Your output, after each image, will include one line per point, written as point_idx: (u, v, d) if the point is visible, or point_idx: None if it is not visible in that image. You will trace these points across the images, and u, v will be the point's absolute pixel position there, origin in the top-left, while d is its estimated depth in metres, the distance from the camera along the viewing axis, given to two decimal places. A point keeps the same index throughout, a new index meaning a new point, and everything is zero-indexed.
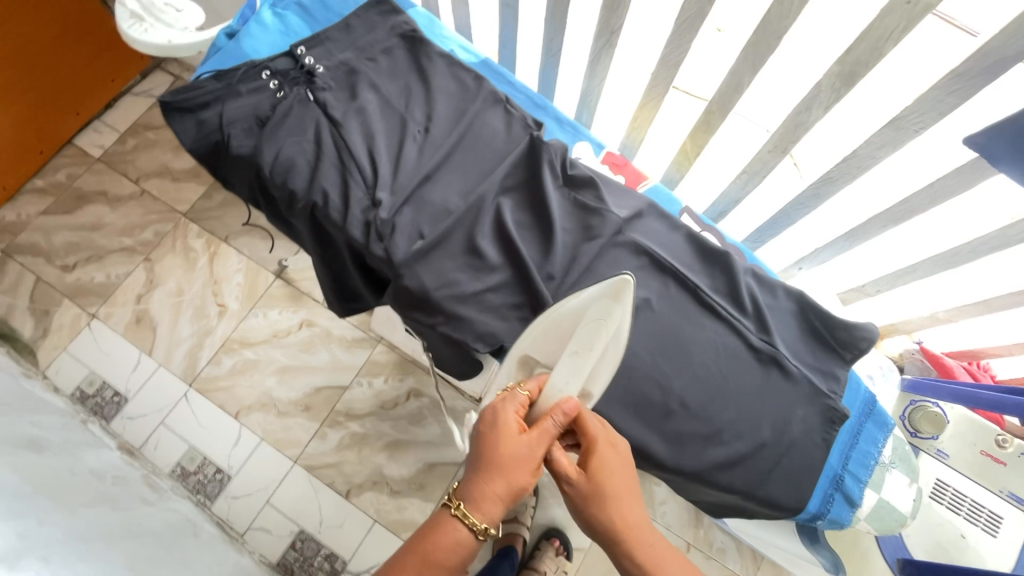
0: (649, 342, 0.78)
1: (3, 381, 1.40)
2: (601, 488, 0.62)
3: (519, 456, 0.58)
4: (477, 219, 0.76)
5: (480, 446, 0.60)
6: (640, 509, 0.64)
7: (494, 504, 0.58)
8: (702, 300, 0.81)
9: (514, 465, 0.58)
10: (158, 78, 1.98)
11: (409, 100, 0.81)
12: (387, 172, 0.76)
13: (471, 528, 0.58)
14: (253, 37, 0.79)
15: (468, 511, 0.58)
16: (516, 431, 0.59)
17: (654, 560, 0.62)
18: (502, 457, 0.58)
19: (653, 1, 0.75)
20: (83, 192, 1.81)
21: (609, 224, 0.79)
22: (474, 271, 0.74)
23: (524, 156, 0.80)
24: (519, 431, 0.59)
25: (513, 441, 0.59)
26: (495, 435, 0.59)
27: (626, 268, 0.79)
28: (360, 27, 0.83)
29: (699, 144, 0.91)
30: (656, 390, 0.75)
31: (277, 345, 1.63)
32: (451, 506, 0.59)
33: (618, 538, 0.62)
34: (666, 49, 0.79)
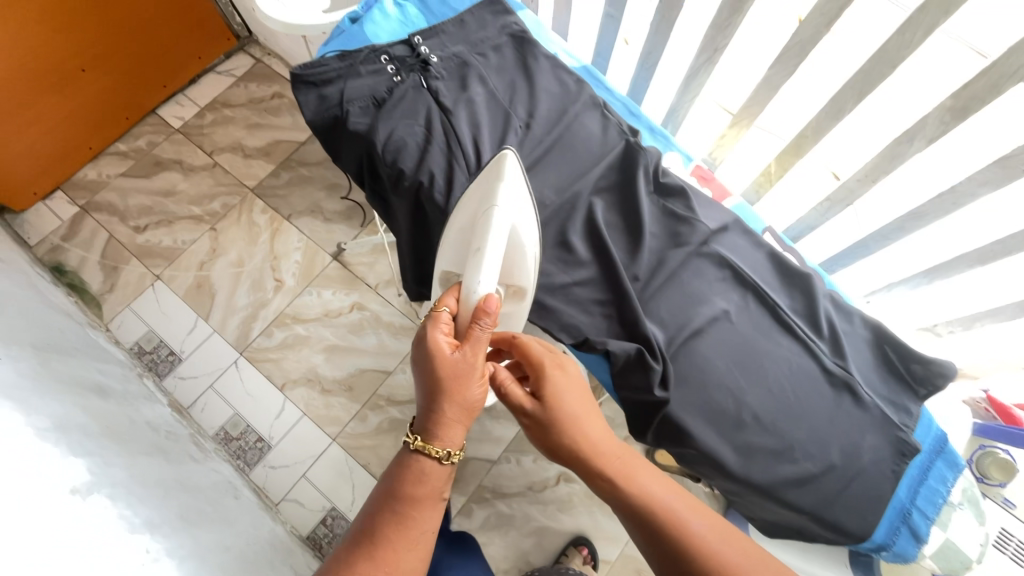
0: (726, 353, 0.78)
1: (72, 328, 1.47)
2: (562, 411, 0.71)
3: (457, 373, 0.61)
4: (571, 215, 0.79)
5: (423, 380, 0.63)
6: (600, 426, 0.72)
7: (451, 427, 0.62)
8: (780, 318, 0.82)
9: (452, 384, 0.61)
10: (241, 59, 2.07)
11: (513, 95, 0.84)
12: (489, 161, 0.79)
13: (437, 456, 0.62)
14: (375, 23, 0.84)
15: (429, 442, 0.62)
16: (439, 351, 0.62)
17: (626, 471, 0.69)
18: (442, 385, 0.61)
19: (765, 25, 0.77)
20: (160, 159, 1.90)
21: (697, 233, 0.80)
22: (564, 264, 0.77)
23: (618, 160, 0.83)
24: (446, 349, 0.62)
25: (442, 361, 0.61)
26: (429, 366, 0.62)
27: (709, 278, 0.80)
28: (473, 23, 0.87)
29: (785, 167, 0.93)
30: (731, 401, 0.76)
31: (327, 324, 1.67)
32: (411, 444, 0.62)
33: (582, 454, 0.70)
34: (769, 71, 0.80)
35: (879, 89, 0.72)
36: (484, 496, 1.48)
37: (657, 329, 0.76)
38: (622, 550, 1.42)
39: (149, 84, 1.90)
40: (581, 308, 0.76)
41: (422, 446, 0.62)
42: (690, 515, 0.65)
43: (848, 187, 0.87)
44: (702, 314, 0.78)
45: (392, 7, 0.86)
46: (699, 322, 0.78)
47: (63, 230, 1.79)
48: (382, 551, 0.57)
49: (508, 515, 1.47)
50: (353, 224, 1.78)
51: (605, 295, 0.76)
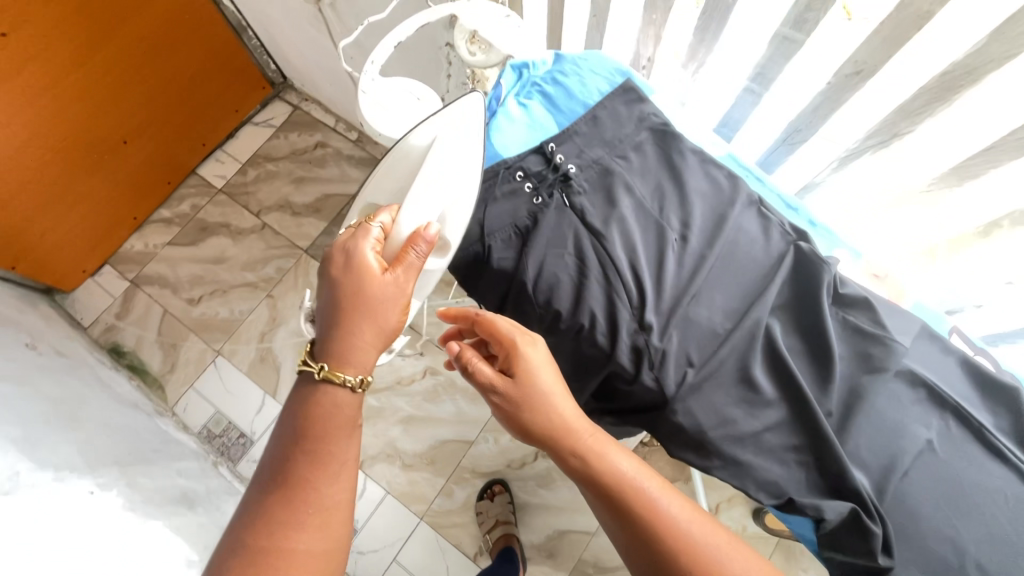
0: (936, 492, 0.69)
1: (144, 423, 1.41)
2: (559, 417, 0.63)
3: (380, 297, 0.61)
4: (750, 346, 0.69)
5: (340, 302, 0.61)
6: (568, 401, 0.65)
7: (363, 341, 0.61)
8: (989, 443, 0.71)
9: (364, 309, 0.60)
10: (278, 107, 1.96)
11: (664, 203, 0.74)
12: (651, 288, 0.69)
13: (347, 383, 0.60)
14: (502, 131, 0.75)
15: (338, 365, 0.59)
16: (370, 275, 0.61)
17: (596, 450, 0.61)
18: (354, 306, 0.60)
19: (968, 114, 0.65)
20: (207, 224, 1.81)
21: (893, 354, 0.70)
22: (749, 407, 0.67)
23: (790, 271, 0.73)
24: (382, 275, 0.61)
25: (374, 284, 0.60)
26: (353, 285, 0.60)
27: (906, 404, 0.71)
28: (607, 119, 0.76)
29: (959, 247, 0.82)
30: (951, 551, 0.67)
31: (401, 393, 1.59)
32: (316, 371, 0.60)
33: (558, 434, 0.62)
34: (967, 160, 0.69)
35: None
36: (586, 571, 1.41)
37: (861, 473, 0.67)
38: None
39: (188, 145, 1.80)
40: (775, 458, 0.66)
41: (326, 363, 0.59)
42: (710, 541, 0.55)
43: None
44: (907, 449, 0.68)
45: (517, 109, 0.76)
46: (906, 460, 0.68)
47: (115, 307, 1.72)
48: (301, 493, 0.55)
49: None
50: None
51: (801, 440, 0.67)
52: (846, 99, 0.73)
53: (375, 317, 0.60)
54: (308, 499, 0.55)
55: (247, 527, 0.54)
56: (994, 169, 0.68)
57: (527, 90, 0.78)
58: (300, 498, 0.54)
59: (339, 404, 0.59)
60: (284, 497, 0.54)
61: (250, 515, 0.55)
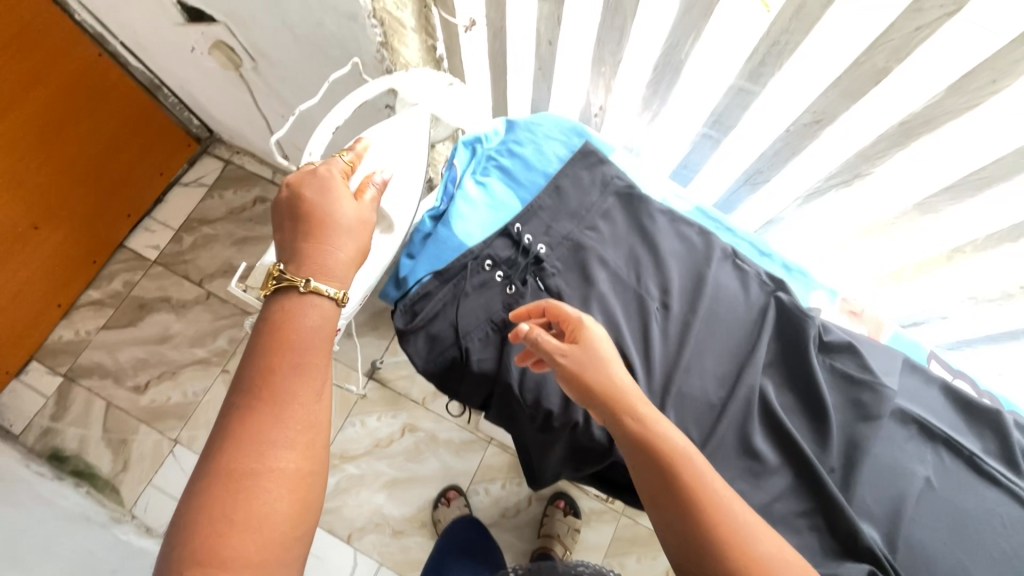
0: (946, 532, 0.68)
1: (99, 539, 1.27)
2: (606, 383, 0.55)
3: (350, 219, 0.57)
4: (747, 412, 0.67)
5: (314, 216, 0.56)
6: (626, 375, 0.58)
7: (341, 258, 0.56)
8: (981, 469, 0.72)
9: (337, 230, 0.56)
10: (208, 163, 1.83)
11: (640, 271, 0.71)
12: (641, 368, 0.66)
13: (332, 299, 0.55)
14: (463, 216, 0.69)
15: (320, 279, 0.54)
16: (341, 196, 0.57)
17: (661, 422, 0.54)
18: (326, 227, 0.55)
19: (929, 157, 0.65)
20: (144, 300, 1.67)
21: (884, 398, 0.69)
22: (754, 477, 0.65)
23: (774, 325, 0.71)
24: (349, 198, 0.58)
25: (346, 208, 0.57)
26: (328, 198, 0.56)
27: (901, 444, 0.70)
28: (570, 187, 0.73)
29: (924, 270, 0.84)
30: None
31: (381, 456, 1.52)
32: (299, 286, 0.53)
33: (619, 395, 0.55)
34: (929, 197, 0.70)
35: None
36: None
37: (870, 526, 0.66)
38: None
39: (111, 218, 1.65)
40: (787, 527, 0.64)
41: (294, 278, 0.53)
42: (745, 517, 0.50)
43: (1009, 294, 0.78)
44: (910, 492, 0.68)
45: (475, 189, 0.71)
46: (911, 503, 0.68)
47: (50, 407, 1.56)
48: (301, 373, 0.51)
49: None
50: (382, 337, 1.61)
51: (809, 503, 0.65)
52: (806, 144, 0.72)
53: (354, 231, 0.57)
54: (269, 432, 0.48)
55: (221, 427, 0.48)
56: (955, 204, 0.68)
57: (483, 165, 0.73)
58: (263, 426, 0.48)
59: (316, 331, 0.53)
60: (241, 430, 0.47)
61: (226, 414, 0.49)
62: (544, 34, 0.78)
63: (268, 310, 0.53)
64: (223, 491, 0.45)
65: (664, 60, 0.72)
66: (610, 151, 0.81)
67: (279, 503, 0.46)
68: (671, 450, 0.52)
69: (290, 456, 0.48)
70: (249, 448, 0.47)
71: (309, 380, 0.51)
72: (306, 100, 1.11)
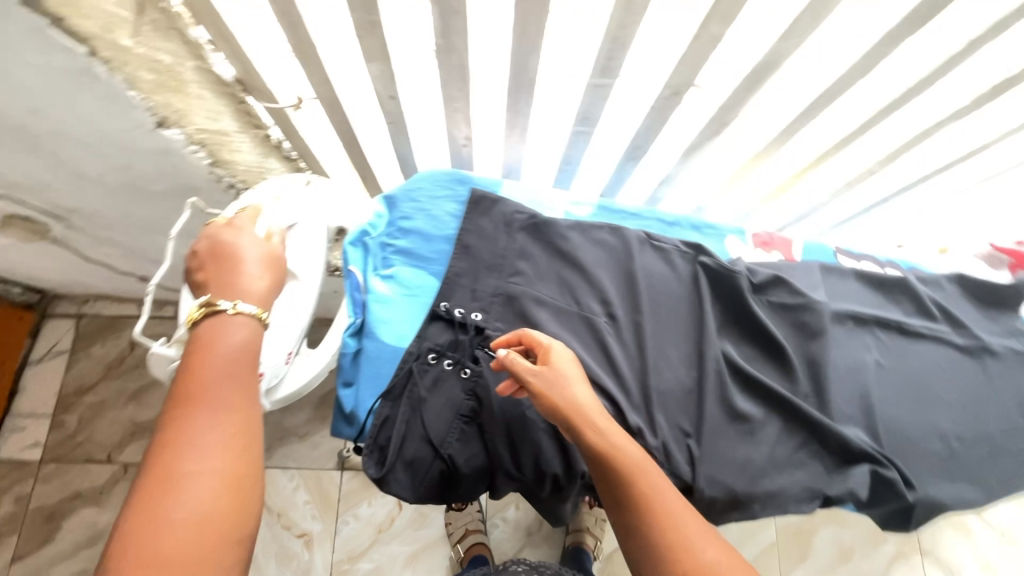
0: (906, 399, 0.77)
1: None
2: (566, 399, 0.54)
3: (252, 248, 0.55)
4: (721, 380, 0.69)
5: (229, 256, 0.53)
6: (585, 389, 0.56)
7: (250, 280, 0.52)
8: (909, 331, 0.82)
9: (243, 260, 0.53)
10: (56, 327, 1.44)
11: (575, 294, 0.70)
12: (617, 388, 0.66)
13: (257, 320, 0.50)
14: (384, 320, 0.63)
15: (246, 304, 0.50)
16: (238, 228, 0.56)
17: (617, 438, 0.53)
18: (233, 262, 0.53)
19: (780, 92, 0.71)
20: (51, 509, 1.32)
21: (820, 312, 0.75)
22: (751, 436, 0.68)
23: (709, 288, 0.74)
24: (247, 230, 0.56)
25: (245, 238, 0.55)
26: (239, 239, 0.55)
27: (847, 343, 0.77)
28: (477, 241, 0.70)
29: (800, 179, 0.91)
30: (940, 442, 0.75)
31: (389, 539, 1.44)
32: (224, 310, 0.49)
33: (576, 415, 0.53)
34: (790, 124, 0.74)
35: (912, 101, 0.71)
36: None
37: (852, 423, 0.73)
38: (776, 528, 1.50)
39: None
40: (794, 465, 0.68)
41: (216, 303, 0.49)
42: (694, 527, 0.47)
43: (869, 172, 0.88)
44: (870, 381, 0.75)
45: (384, 285, 0.65)
46: (873, 389, 0.75)
47: None
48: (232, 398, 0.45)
49: None
50: None
51: (800, 435, 0.70)
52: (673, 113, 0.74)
53: (269, 262, 0.55)
54: (183, 454, 0.41)
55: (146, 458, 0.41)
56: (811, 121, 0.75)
57: (381, 256, 0.67)
58: (176, 450, 0.41)
59: (239, 360, 0.47)
60: (166, 447, 0.41)
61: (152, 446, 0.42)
62: (384, 90, 0.73)
63: (183, 347, 0.48)
64: (130, 530, 0.37)
65: (515, 82, 0.69)
66: (498, 184, 0.77)
67: (211, 510, 0.39)
68: (625, 464, 0.50)
69: (206, 486, 0.40)
70: (160, 478, 0.39)
71: (232, 411, 0.45)
72: (146, 234, 0.96)
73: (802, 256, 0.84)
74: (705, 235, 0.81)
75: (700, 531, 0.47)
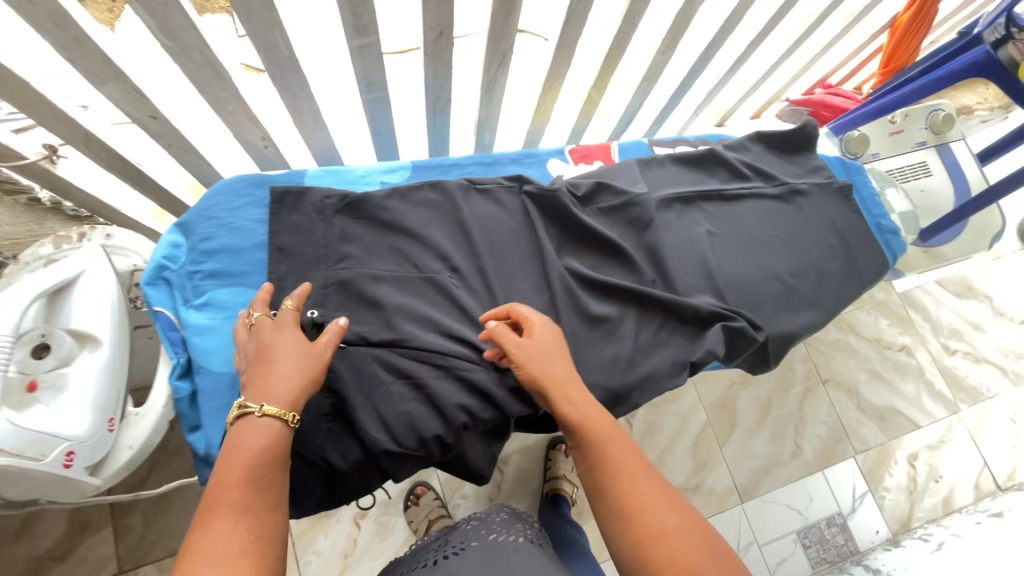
0: (740, 254, 0.85)
1: None
2: (547, 370, 0.58)
3: (285, 348, 0.53)
4: (571, 295, 0.71)
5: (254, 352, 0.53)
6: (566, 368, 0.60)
7: (274, 383, 0.51)
8: (729, 196, 0.89)
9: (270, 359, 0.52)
10: None
11: (412, 259, 0.69)
12: (476, 334, 0.67)
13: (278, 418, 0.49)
14: (213, 350, 0.59)
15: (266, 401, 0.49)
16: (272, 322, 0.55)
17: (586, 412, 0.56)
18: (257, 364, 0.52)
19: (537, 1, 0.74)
20: None
21: (645, 203, 0.80)
22: (613, 335, 0.72)
23: (540, 213, 0.76)
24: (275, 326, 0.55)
25: (277, 335, 0.54)
26: (261, 332, 0.55)
27: (678, 223, 0.83)
28: (294, 237, 0.66)
29: (604, 86, 0.95)
30: (775, 281, 0.84)
31: (357, 561, 1.40)
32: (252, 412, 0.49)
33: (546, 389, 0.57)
34: (563, 34, 0.77)
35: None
36: None
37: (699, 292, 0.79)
38: (704, 408, 1.64)
39: None
40: (658, 346, 0.73)
41: (244, 406, 0.49)
42: (652, 490, 0.52)
43: (657, 63, 0.93)
44: (706, 249, 0.82)
45: (201, 315, 0.60)
46: (711, 256, 0.82)
47: None
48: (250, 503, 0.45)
49: None
50: None
51: (657, 317, 0.75)
52: (449, 56, 0.73)
53: (284, 342, 0.53)
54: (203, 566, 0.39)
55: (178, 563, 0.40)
56: (581, 28, 0.77)
57: (191, 286, 0.62)
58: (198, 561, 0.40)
59: (261, 463, 0.47)
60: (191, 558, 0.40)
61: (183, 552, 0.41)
62: (140, 112, 0.66)
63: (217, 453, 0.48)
64: None
65: (273, 67, 0.65)
66: (302, 173, 0.72)
67: None
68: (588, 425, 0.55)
69: None
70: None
71: (253, 514, 0.44)
72: None
73: (620, 157, 0.89)
74: (525, 165, 0.83)
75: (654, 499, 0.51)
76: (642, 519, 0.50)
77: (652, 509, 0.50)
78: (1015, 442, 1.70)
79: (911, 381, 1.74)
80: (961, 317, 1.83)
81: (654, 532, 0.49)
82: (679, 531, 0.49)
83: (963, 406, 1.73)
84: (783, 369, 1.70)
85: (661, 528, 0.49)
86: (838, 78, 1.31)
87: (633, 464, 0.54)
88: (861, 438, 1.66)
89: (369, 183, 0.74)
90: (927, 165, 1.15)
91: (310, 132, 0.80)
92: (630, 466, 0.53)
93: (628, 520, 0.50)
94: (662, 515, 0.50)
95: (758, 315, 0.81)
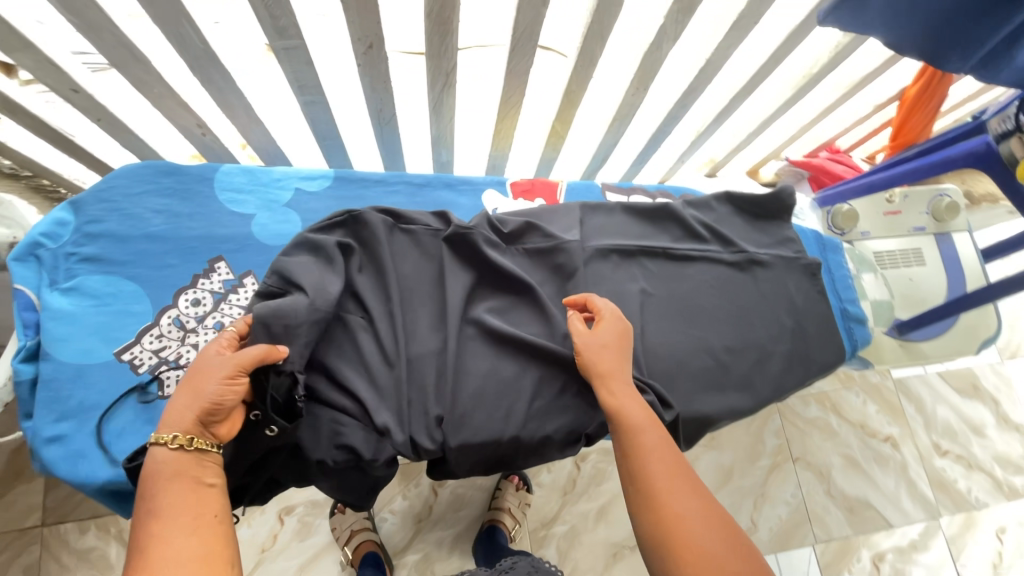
0: (673, 322, 0.78)
1: None
2: (604, 350, 0.62)
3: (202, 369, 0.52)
4: (467, 348, 0.66)
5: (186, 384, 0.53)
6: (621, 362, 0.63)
7: (180, 412, 0.49)
8: (677, 255, 0.83)
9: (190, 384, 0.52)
10: None
11: (321, 290, 0.63)
12: (366, 384, 0.62)
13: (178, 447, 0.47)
14: (67, 337, 0.57)
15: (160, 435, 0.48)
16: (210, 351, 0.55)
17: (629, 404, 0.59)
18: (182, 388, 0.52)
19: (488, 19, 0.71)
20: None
21: (574, 253, 0.76)
22: (512, 397, 0.65)
23: (455, 256, 0.70)
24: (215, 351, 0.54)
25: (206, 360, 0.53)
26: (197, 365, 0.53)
27: (609, 279, 0.78)
28: (186, 235, 0.65)
29: (568, 120, 0.91)
30: (707, 356, 0.77)
31: (273, 557, 1.38)
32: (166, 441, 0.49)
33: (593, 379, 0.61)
34: (512, 62, 0.74)
35: (614, 24, 0.70)
36: (542, 536, 1.46)
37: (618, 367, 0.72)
38: None
39: None
40: (558, 411, 0.67)
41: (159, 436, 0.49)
42: (676, 483, 0.52)
43: (627, 104, 0.88)
44: (633, 309, 0.76)
45: (65, 300, 0.58)
46: (637, 318, 0.76)
47: None
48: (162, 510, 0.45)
49: (570, 531, 1.48)
50: None
51: (563, 381, 0.68)
52: (385, 68, 0.70)
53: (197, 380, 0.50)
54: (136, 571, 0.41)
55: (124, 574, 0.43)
56: (531, 58, 0.73)
57: (64, 269, 0.60)
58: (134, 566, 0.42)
59: (180, 472, 0.47)
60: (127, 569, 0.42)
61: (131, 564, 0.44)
62: (59, 84, 0.65)
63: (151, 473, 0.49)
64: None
65: (190, 57, 0.63)
66: (215, 168, 0.69)
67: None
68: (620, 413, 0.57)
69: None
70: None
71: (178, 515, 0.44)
72: None
73: (567, 199, 0.84)
74: (459, 193, 0.78)
75: (682, 500, 0.51)
76: (661, 510, 0.51)
77: (676, 499, 0.51)
78: (998, 563, 1.55)
79: (892, 475, 1.61)
80: (960, 415, 1.69)
81: (667, 526, 0.50)
82: (698, 526, 0.49)
83: (945, 513, 1.59)
84: (753, 439, 1.60)
85: (686, 524, 0.49)
86: (846, 143, 1.23)
87: (663, 458, 0.54)
88: (825, 527, 1.54)
89: (284, 188, 0.71)
90: (922, 252, 1.05)
91: (244, 126, 0.78)
92: (660, 456, 0.55)
93: (656, 511, 0.51)
94: (677, 504, 0.51)
95: (674, 390, 0.74)
